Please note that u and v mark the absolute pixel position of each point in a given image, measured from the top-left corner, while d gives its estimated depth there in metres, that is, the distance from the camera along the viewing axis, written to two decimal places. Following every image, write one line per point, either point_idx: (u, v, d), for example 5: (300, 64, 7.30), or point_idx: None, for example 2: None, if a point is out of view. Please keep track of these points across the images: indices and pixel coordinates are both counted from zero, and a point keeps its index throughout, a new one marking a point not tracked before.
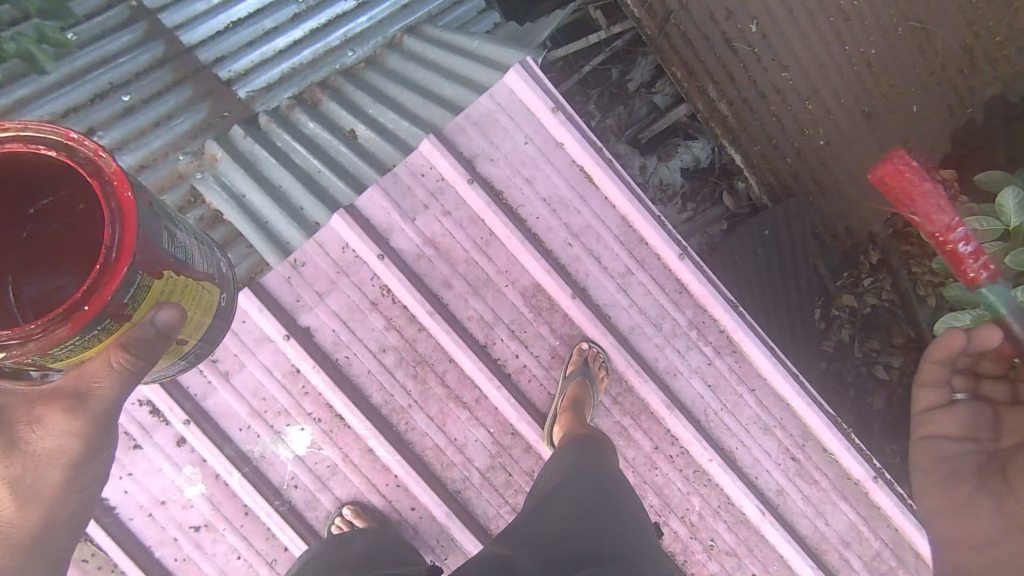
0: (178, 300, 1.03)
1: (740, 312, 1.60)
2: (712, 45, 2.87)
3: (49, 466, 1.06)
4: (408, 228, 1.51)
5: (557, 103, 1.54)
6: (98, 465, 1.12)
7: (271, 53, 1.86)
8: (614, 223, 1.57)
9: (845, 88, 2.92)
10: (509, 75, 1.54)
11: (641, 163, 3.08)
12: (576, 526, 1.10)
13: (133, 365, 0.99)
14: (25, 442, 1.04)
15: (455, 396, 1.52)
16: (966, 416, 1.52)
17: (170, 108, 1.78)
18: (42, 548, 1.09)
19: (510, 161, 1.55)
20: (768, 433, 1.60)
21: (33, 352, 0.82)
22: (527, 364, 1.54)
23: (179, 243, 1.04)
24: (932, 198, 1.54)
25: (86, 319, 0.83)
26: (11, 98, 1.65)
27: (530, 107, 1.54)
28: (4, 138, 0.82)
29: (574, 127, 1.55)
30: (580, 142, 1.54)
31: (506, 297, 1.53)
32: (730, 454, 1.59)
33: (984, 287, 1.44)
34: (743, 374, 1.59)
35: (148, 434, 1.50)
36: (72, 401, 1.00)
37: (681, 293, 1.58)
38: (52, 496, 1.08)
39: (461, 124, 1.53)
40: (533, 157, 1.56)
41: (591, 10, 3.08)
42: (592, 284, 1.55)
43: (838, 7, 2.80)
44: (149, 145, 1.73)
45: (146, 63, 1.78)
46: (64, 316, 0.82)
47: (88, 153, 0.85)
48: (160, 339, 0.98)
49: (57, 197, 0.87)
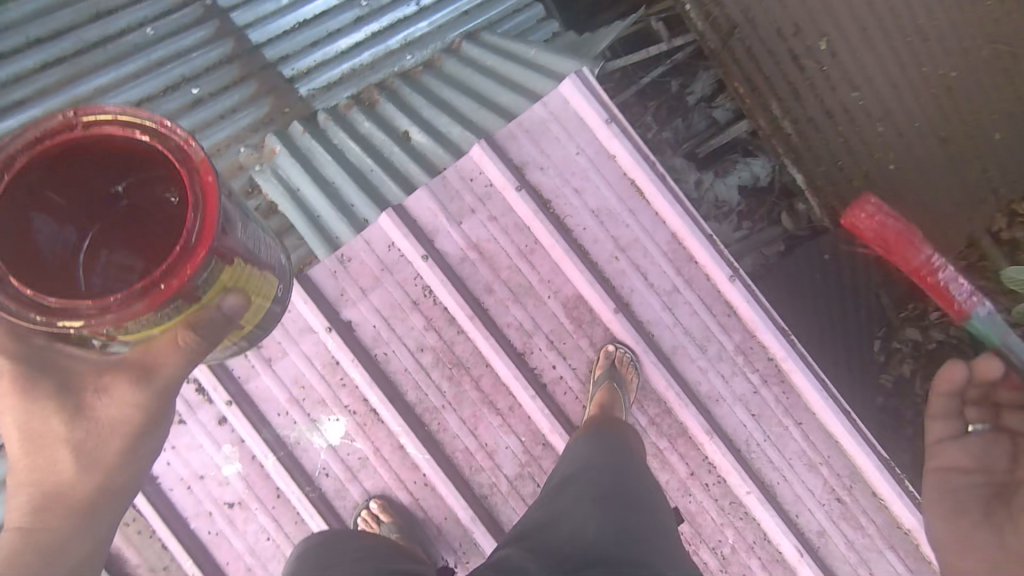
0: (242, 288, 1.08)
1: (791, 340, 1.53)
2: (778, 62, 2.80)
3: (112, 436, 1.02)
4: (453, 231, 1.52)
5: (609, 113, 1.52)
6: (157, 437, 1.06)
7: (334, 53, 1.93)
8: (664, 239, 1.53)
9: (921, 112, 2.78)
10: (565, 85, 1.53)
11: (696, 177, 3.00)
12: (599, 521, 1.06)
13: (199, 346, 1.03)
14: (91, 409, 1.01)
15: (488, 400, 1.51)
16: (968, 447, 1.56)
17: (236, 102, 1.86)
18: (95, 517, 1.00)
19: (553, 171, 1.54)
20: (813, 470, 1.52)
21: (109, 324, 0.80)
22: (564, 376, 1.51)
23: (248, 235, 1.06)
24: (904, 241, 1.64)
25: (164, 298, 0.82)
26: (90, 86, 1.75)
27: (583, 118, 1.53)
28: (104, 119, 0.83)
29: (624, 141, 1.53)
30: (632, 156, 1.52)
31: (547, 307, 1.52)
32: (770, 488, 1.51)
33: (970, 321, 1.56)
34: (789, 406, 1.52)
35: (193, 411, 1.57)
36: (139, 372, 1.01)
37: (729, 316, 1.52)
38: (113, 464, 1.02)
39: (512, 131, 1.53)
40: (576, 169, 1.54)
41: (653, 21, 3.04)
42: (637, 300, 1.52)
43: (916, 26, 2.68)
44: (215, 135, 1.82)
45: (215, 60, 1.85)
46: (143, 293, 0.80)
47: (179, 141, 0.84)
48: (223, 323, 1.06)
49: None
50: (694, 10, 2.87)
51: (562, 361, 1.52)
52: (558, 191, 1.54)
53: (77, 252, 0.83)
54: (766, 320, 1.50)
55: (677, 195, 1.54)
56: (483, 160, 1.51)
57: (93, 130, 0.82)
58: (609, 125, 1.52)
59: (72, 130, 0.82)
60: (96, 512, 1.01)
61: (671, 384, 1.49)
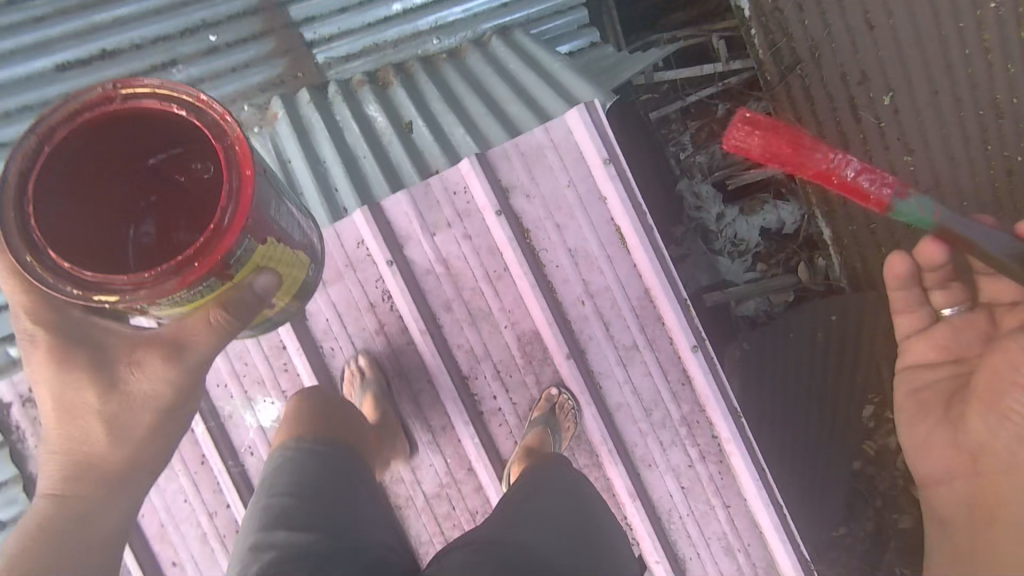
0: (274, 265, 1.09)
1: (739, 423, 1.57)
2: (835, 107, 2.58)
3: (143, 407, 1.06)
4: (425, 242, 1.62)
5: (611, 155, 1.57)
6: (183, 422, 1.11)
7: (360, 24, 1.87)
8: (635, 293, 1.58)
9: (973, 192, 2.51)
10: (572, 115, 1.58)
11: (720, 211, 2.90)
12: (568, 542, 1.20)
13: (230, 324, 1.02)
14: (125, 383, 1.04)
15: (424, 417, 1.65)
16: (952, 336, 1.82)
17: (250, 57, 1.82)
18: (125, 483, 1.08)
19: (552, 200, 1.60)
20: (728, 553, 1.58)
21: (142, 301, 0.84)
22: (501, 409, 1.63)
23: (283, 214, 1.09)
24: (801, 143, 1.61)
25: (196, 275, 0.85)
26: (112, 16, 1.76)
27: (583, 151, 1.58)
28: (142, 93, 0.86)
29: (620, 184, 1.57)
30: (620, 200, 1.57)
31: (501, 336, 1.62)
32: (683, 561, 1.59)
33: (893, 208, 1.56)
34: (721, 487, 1.58)
35: None
36: (169, 351, 1.02)
37: (682, 384, 1.58)
38: (143, 439, 1.07)
39: (506, 150, 1.60)
40: (574, 203, 1.59)
41: (716, 39, 2.90)
42: (593, 350, 1.60)
43: (991, 99, 2.47)
44: (221, 88, 1.80)
45: (238, 8, 1.81)
46: (176, 269, 0.84)
47: (217, 116, 0.88)
48: (254, 304, 1.05)
49: (177, 150, 0.93)
50: (758, 34, 2.64)
51: (501, 390, 1.63)
52: (549, 224, 1.60)
53: (122, 231, 0.88)
54: (721, 401, 1.55)
55: (662, 255, 1.58)
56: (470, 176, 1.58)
57: (125, 102, 0.86)
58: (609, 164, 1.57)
59: (106, 102, 0.86)
60: (122, 480, 1.08)
61: (607, 439, 1.58)
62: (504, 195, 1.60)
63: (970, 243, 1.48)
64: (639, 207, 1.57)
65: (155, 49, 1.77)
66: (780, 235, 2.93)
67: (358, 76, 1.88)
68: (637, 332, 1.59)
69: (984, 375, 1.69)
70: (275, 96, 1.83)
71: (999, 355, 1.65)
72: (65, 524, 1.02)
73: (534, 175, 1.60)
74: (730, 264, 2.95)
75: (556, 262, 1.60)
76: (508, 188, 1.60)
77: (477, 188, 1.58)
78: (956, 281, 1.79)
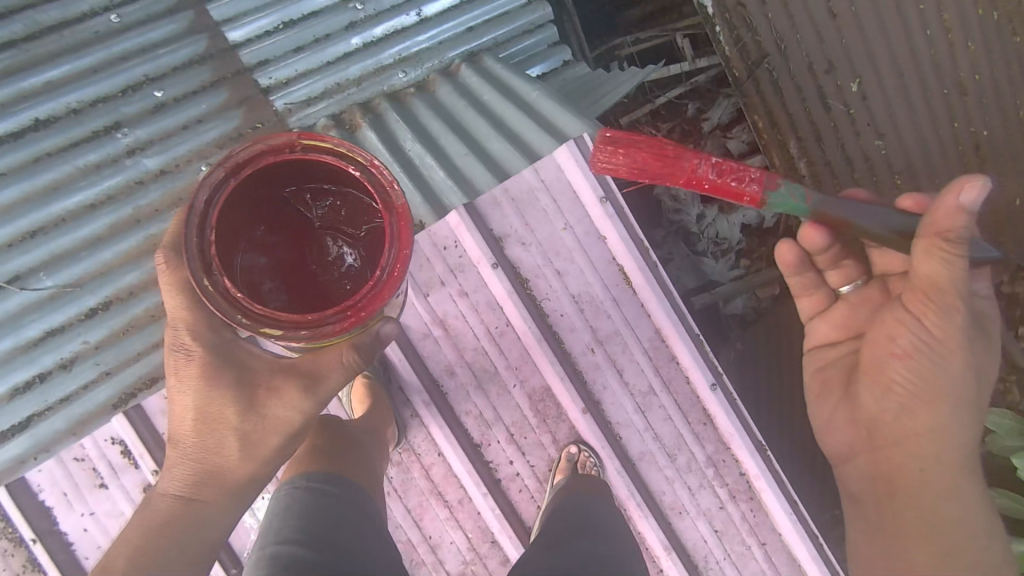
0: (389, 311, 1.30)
1: (766, 458, 1.71)
2: (804, 98, 2.52)
3: (272, 431, 1.29)
4: (422, 305, 1.64)
5: (605, 195, 1.63)
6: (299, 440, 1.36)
7: (319, 63, 1.74)
8: (647, 334, 1.67)
9: (943, 169, 2.49)
10: (560, 150, 1.62)
11: (700, 212, 2.77)
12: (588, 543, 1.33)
13: (357, 363, 1.25)
14: (261, 408, 1.27)
15: (437, 492, 1.70)
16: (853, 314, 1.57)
17: (203, 111, 1.68)
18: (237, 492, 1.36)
19: (552, 246, 1.65)
20: None
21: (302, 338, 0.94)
22: (519, 473, 1.70)
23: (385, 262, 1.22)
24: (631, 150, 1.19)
25: (353, 322, 0.95)
26: (40, 79, 1.57)
27: (578, 191, 1.64)
28: (322, 148, 0.98)
29: (619, 221, 1.65)
30: (623, 240, 1.62)
31: (509, 396, 1.69)
32: None
33: (769, 199, 1.20)
34: (754, 525, 1.70)
35: (116, 475, 1.70)
36: (308, 381, 1.25)
37: (704, 424, 1.70)
38: (263, 457, 1.33)
39: (495, 197, 1.63)
40: (573, 249, 1.66)
41: (680, 37, 2.83)
42: (608, 399, 1.68)
43: (958, 78, 2.39)
44: (175, 149, 1.66)
45: (185, 58, 1.67)
46: (336, 315, 0.93)
47: (385, 182, 0.99)
48: (376, 343, 1.25)
49: (346, 199, 1.02)
50: (723, 31, 2.55)
51: (516, 453, 1.70)
52: (546, 271, 1.65)
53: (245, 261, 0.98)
54: (743, 436, 1.67)
55: (669, 288, 1.68)
56: (458, 227, 1.61)
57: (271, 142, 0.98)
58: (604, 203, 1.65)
59: (289, 150, 0.98)
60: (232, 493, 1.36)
61: (635, 494, 1.68)
62: (499, 244, 1.65)
63: (852, 222, 1.23)
64: (640, 244, 1.66)
65: (93, 113, 1.60)
66: (761, 229, 2.82)
67: (321, 120, 1.75)
68: (645, 370, 1.68)
69: (871, 345, 1.40)
70: (235, 152, 1.69)
71: (881, 326, 1.36)
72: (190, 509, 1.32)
73: (529, 223, 1.64)
74: (713, 264, 2.82)
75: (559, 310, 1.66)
76: (501, 241, 1.65)
77: (472, 244, 1.61)
78: (850, 258, 1.54)
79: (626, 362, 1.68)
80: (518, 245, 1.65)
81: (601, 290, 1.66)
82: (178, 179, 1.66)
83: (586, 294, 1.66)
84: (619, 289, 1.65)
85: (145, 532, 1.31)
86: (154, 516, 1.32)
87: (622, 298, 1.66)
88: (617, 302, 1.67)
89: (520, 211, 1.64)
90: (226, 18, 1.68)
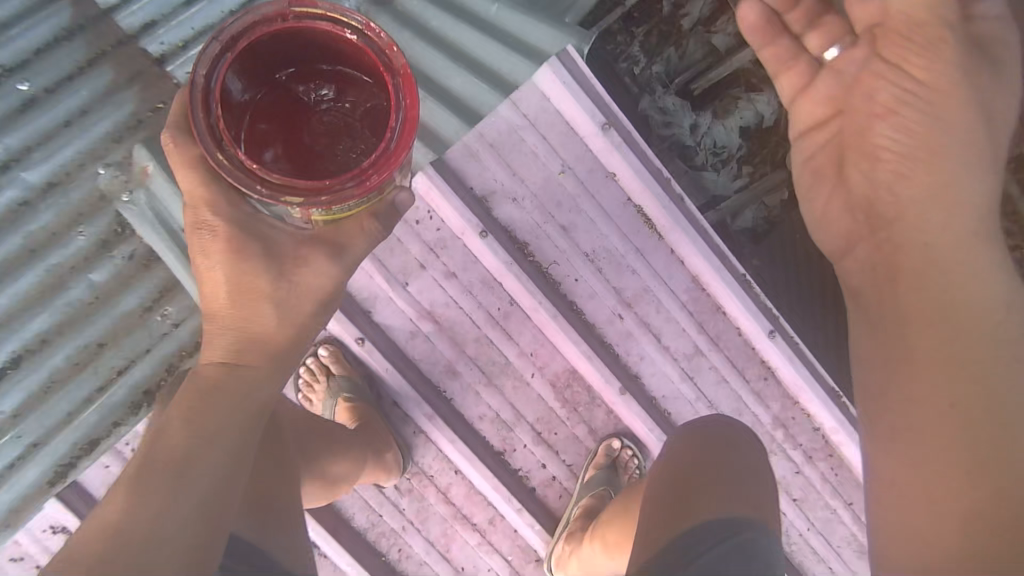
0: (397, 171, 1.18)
1: (844, 408, 1.79)
2: None
3: (307, 295, 1.14)
4: (410, 298, 1.69)
5: (607, 119, 1.62)
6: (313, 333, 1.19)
7: (214, 16, 1.48)
8: (682, 284, 1.72)
9: None
10: (544, 76, 1.58)
11: (693, 120, 2.20)
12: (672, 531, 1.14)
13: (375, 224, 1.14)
14: (294, 275, 1.11)
15: (461, 515, 1.80)
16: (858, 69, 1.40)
17: (85, 101, 1.46)
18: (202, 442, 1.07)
19: (551, 204, 1.67)
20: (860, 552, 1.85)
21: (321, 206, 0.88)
22: (552, 476, 1.80)
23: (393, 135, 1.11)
24: None
25: (371, 184, 0.88)
26: None
27: (575, 124, 1.63)
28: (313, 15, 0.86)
29: (623, 145, 1.64)
30: (633, 176, 1.65)
31: (530, 388, 1.75)
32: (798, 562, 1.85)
33: None
34: (842, 482, 1.83)
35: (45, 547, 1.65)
36: (334, 250, 1.12)
37: (766, 380, 1.78)
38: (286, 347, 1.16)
39: (473, 147, 1.63)
40: (578, 201, 1.68)
41: None
42: (649, 370, 1.75)
43: None
44: (62, 154, 1.45)
45: (52, 37, 1.44)
46: (354, 179, 0.87)
47: (386, 45, 0.88)
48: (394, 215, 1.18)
49: (347, 72, 0.93)
50: None
51: (546, 452, 1.79)
52: (548, 224, 1.68)
53: (251, 147, 0.89)
54: (811, 385, 1.76)
55: (691, 214, 1.70)
56: (430, 190, 1.62)
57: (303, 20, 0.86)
58: (607, 130, 1.62)
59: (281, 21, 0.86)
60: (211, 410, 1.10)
61: None
62: (490, 215, 1.67)
63: None
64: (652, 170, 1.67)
65: None
66: (763, 129, 2.25)
67: None
68: (667, 323, 1.74)
69: (845, 123, 1.41)
70: (136, 144, 1.48)
71: (857, 86, 1.38)
72: (168, 496, 1.01)
73: (523, 178, 1.66)
74: (713, 178, 2.28)
75: (565, 273, 1.71)
76: (492, 198, 1.66)
77: (460, 220, 1.63)
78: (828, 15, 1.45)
79: (647, 306, 1.73)
80: (515, 208, 1.67)
81: (616, 247, 1.70)
82: (72, 192, 1.46)
83: (599, 250, 1.70)
84: (642, 239, 1.70)
85: (111, 541, 0.98)
86: (120, 516, 1.00)
87: (646, 247, 1.70)
88: (630, 259, 1.71)
89: (508, 162, 1.65)
90: (113, 5, 1.44)
